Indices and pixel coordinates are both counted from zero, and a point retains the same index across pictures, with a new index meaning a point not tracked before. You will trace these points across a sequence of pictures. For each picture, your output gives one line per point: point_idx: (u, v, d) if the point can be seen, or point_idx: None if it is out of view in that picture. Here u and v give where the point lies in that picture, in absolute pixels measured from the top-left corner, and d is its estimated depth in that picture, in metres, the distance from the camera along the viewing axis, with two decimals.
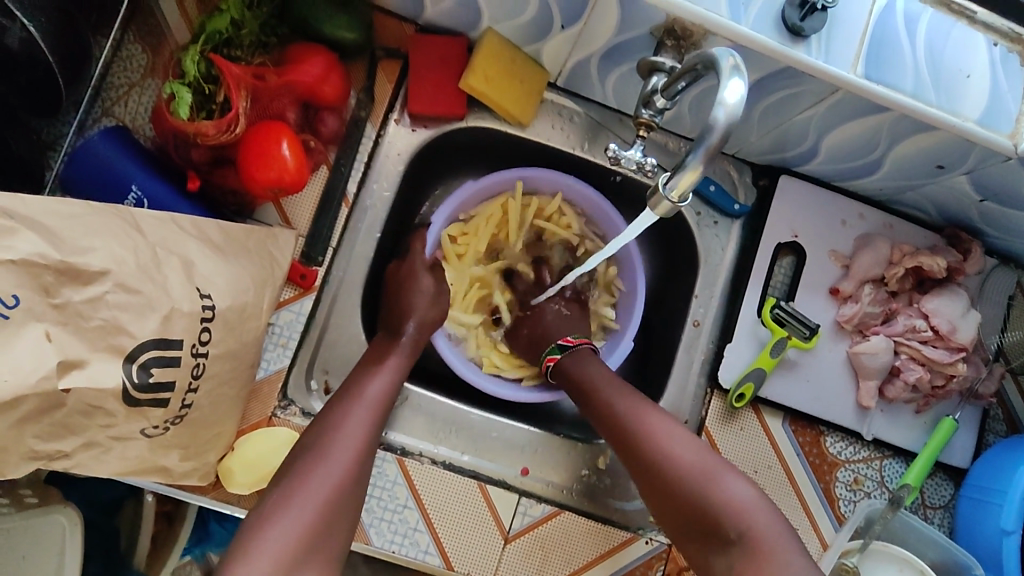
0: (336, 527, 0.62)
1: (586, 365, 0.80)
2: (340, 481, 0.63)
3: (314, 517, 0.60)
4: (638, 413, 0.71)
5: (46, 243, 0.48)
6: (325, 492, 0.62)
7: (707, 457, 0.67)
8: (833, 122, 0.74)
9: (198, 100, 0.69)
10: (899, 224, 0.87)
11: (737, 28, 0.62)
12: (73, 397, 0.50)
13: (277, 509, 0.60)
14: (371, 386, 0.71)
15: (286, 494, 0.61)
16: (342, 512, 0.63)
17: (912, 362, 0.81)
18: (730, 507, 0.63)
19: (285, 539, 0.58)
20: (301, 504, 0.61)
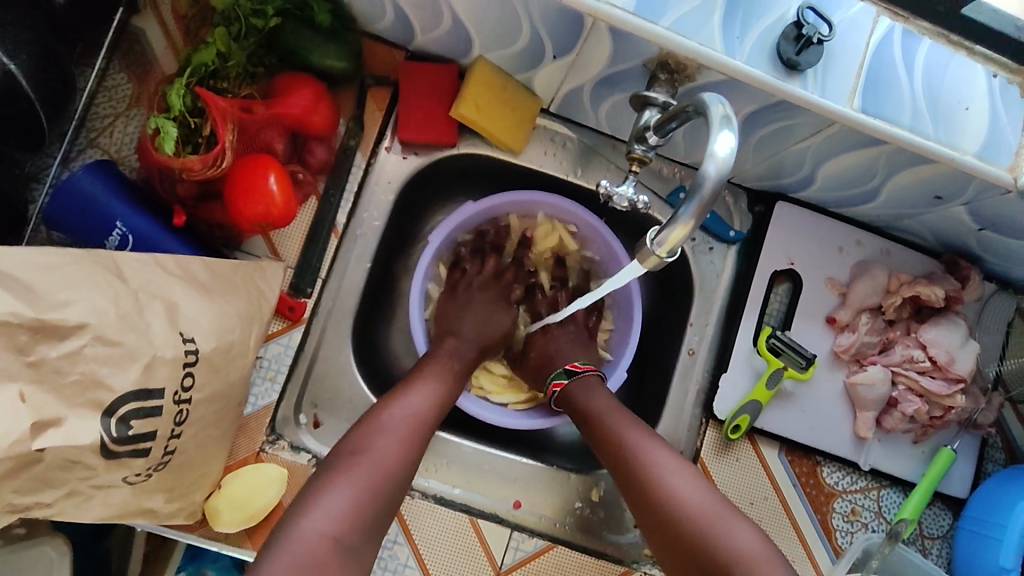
0: (390, 499, 0.62)
1: (593, 392, 0.77)
2: (402, 445, 0.64)
3: (377, 478, 0.61)
4: (644, 449, 0.69)
5: (21, 301, 0.48)
6: (386, 458, 0.62)
7: (713, 500, 0.65)
8: (828, 153, 0.73)
9: (183, 133, 0.68)
10: (896, 250, 0.86)
11: (732, 63, 0.61)
12: (49, 454, 0.49)
13: (343, 466, 0.61)
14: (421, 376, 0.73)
15: (353, 452, 0.62)
16: (404, 478, 0.63)
17: (910, 393, 0.80)
18: (738, 556, 0.60)
19: (348, 493, 0.59)
20: (366, 463, 0.61)
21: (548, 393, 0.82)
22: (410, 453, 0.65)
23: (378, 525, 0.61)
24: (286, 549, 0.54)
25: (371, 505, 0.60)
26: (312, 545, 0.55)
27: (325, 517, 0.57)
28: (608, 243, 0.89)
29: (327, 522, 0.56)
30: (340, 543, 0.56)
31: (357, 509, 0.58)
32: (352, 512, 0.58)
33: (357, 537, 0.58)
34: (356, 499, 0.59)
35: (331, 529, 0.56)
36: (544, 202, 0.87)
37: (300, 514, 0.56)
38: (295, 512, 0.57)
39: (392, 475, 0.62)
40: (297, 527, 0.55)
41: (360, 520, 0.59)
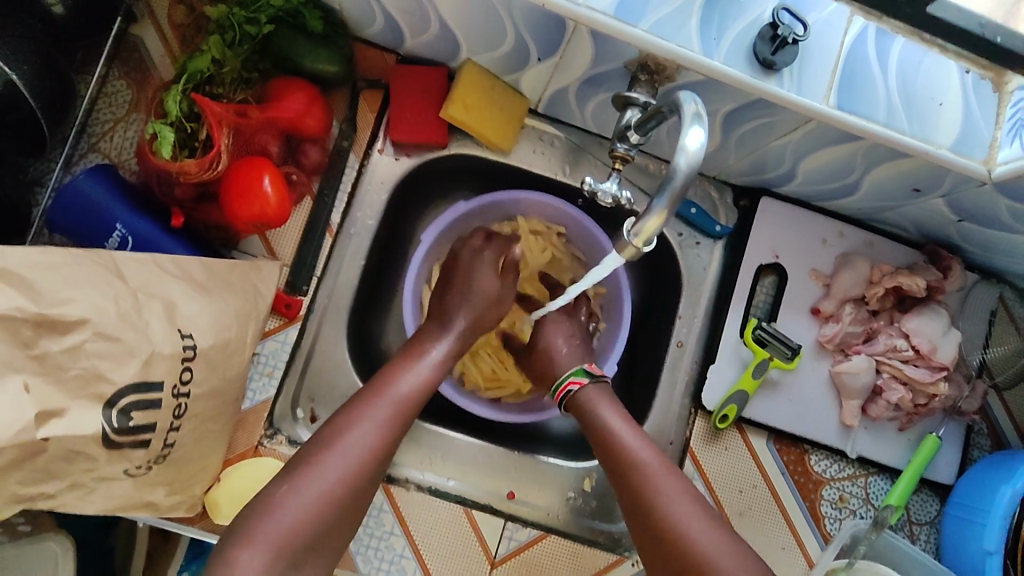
0: (330, 532, 0.61)
1: (606, 411, 0.74)
2: (347, 474, 0.63)
3: (314, 509, 0.60)
4: (660, 487, 0.67)
5: (24, 297, 0.50)
6: (326, 489, 0.62)
7: (727, 543, 0.64)
8: (808, 148, 0.74)
9: (180, 137, 0.70)
10: (880, 242, 0.88)
11: (709, 63, 0.63)
12: (53, 444, 0.51)
13: (283, 496, 0.60)
14: (397, 381, 0.71)
15: (294, 481, 0.61)
16: (344, 507, 0.63)
17: (894, 381, 0.82)
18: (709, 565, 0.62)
19: (286, 525, 0.58)
20: (304, 494, 0.60)
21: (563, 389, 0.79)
22: (359, 480, 0.64)
23: (313, 554, 0.60)
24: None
25: (306, 536, 0.59)
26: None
27: (260, 548, 0.56)
28: (596, 237, 0.91)
29: (261, 552, 0.56)
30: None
31: (292, 540, 0.58)
32: (286, 544, 0.58)
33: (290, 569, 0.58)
34: (292, 530, 0.58)
35: (267, 554, 0.56)
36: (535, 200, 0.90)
37: (238, 548, 0.56)
38: (230, 542, 0.56)
39: (331, 503, 0.61)
40: (235, 560, 0.55)
41: (295, 551, 0.58)
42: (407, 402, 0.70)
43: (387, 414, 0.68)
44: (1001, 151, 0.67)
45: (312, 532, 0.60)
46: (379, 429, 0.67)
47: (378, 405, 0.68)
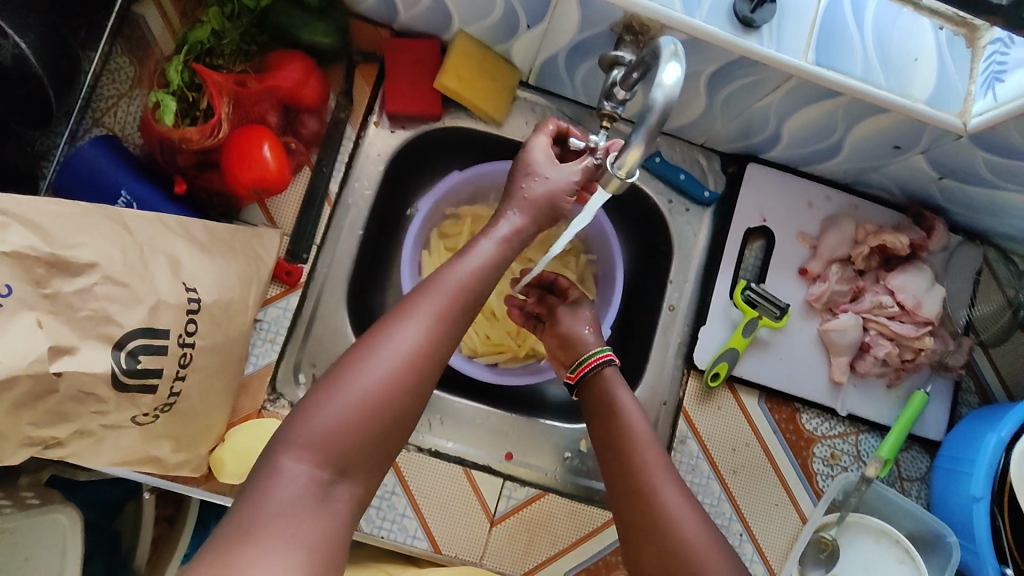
0: (383, 442, 0.50)
1: (624, 399, 0.73)
2: (396, 374, 0.50)
3: (359, 414, 0.49)
4: (654, 475, 0.66)
5: (37, 237, 0.52)
6: (370, 394, 0.49)
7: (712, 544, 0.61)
8: (790, 108, 0.77)
9: (182, 107, 0.72)
10: (865, 204, 0.90)
11: (691, 21, 0.66)
12: (65, 383, 0.53)
13: (323, 397, 0.49)
14: (452, 270, 0.56)
15: (333, 380, 0.50)
16: (399, 410, 0.50)
17: (881, 337, 0.84)
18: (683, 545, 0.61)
19: (329, 431, 0.48)
20: (346, 395, 0.49)
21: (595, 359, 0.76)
22: (410, 381, 0.51)
23: (368, 461, 0.50)
24: (262, 491, 0.46)
25: (354, 444, 0.49)
26: (290, 488, 0.46)
27: (302, 453, 0.47)
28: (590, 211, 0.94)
29: (304, 458, 0.47)
30: (320, 486, 0.47)
31: (339, 446, 0.48)
32: (333, 451, 0.48)
33: (339, 479, 0.48)
34: (339, 436, 0.48)
35: (312, 463, 0.47)
36: None
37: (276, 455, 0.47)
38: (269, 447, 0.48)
39: (381, 408, 0.50)
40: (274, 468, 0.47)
41: (342, 459, 0.48)
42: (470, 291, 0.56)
43: (441, 305, 0.54)
44: (976, 103, 0.70)
45: (360, 439, 0.49)
46: (431, 322, 0.53)
47: (428, 297, 0.54)
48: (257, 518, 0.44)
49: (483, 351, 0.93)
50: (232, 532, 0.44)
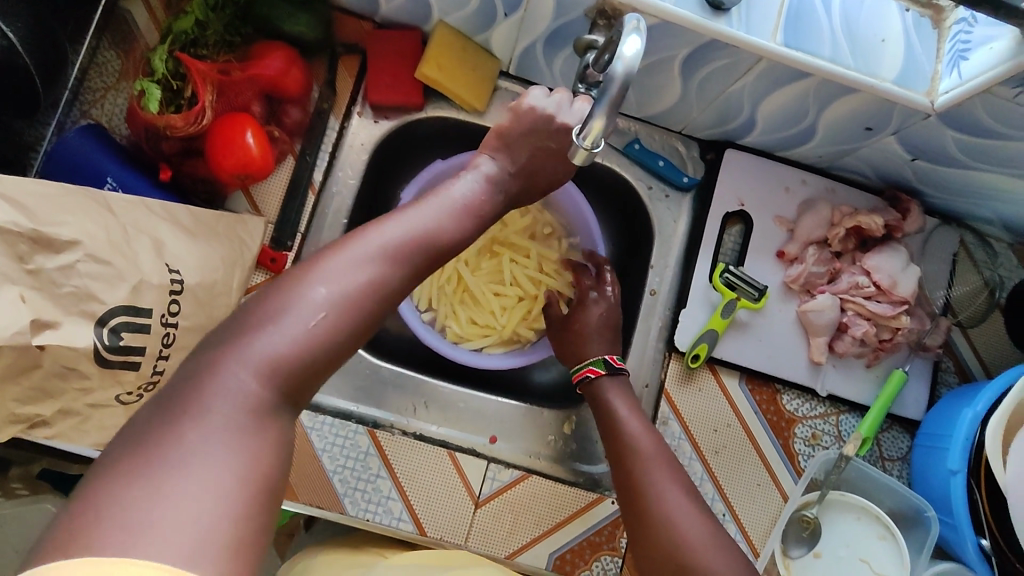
0: (327, 368, 0.50)
1: (620, 403, 0.79)
2: (351, 302, 0.51)
3: (314, 333, 0.48)
4: (652, 470, 0.71)
5: (19, 213, 0.54)
6: (323, 317, 0.49)
7: (707, 528, 0.65)
8: (763, 91, 0.79)
9: (166, 95, 0.74)
10: (841, 188, 0.92)
11: (661, 5, 0.68)
12: (49, 358, 0.55)
13: (272, 314, 0.48)
14: (402, 218, 0.58)
15: (282, 299, 0.49)
16: (351, 337, 0.51)
17: (858, 317, 0.85)
18: (679, 534, 0.65)
19: (279, 346, 0.47)
20: (299, 314, 0.49)
21: (579, 374, 0.83)
22: (363, 310, 0.51)
23: (312, 384, 0.50)
24: (200, 397, 0.44)
25: (302, 364, 0.48)
26: (233, 402, 0.44)
27: (252, 366, 0.46)
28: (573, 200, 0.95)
29: (254, 373, 0.46)
30: (267, 402, 0.46)
31: (290, 363, 0.47)
32: (280, 365, 0.47)
33: (282, 398, 0.47)
34: (289, 350, 0.47)
35: (256, 379, 0.46)
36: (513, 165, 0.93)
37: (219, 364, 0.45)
38: (210, 357, 0.46)
39: (334, 330, 0.50)
40: (216, 378, 0.45)
41: (287, 376, 0.47)
42: (423, 241, 0.57)
43: (396, 247, 0.55)
44: (943, 81, 0.71)
45: (310, 359, 0.48)
46: (385, 256, 0.54)
47: (385, 235, 0.55)
48: (197, 426, 0.42)
49: (468, 336, 0.94)
50: (165, 440, 0.41)
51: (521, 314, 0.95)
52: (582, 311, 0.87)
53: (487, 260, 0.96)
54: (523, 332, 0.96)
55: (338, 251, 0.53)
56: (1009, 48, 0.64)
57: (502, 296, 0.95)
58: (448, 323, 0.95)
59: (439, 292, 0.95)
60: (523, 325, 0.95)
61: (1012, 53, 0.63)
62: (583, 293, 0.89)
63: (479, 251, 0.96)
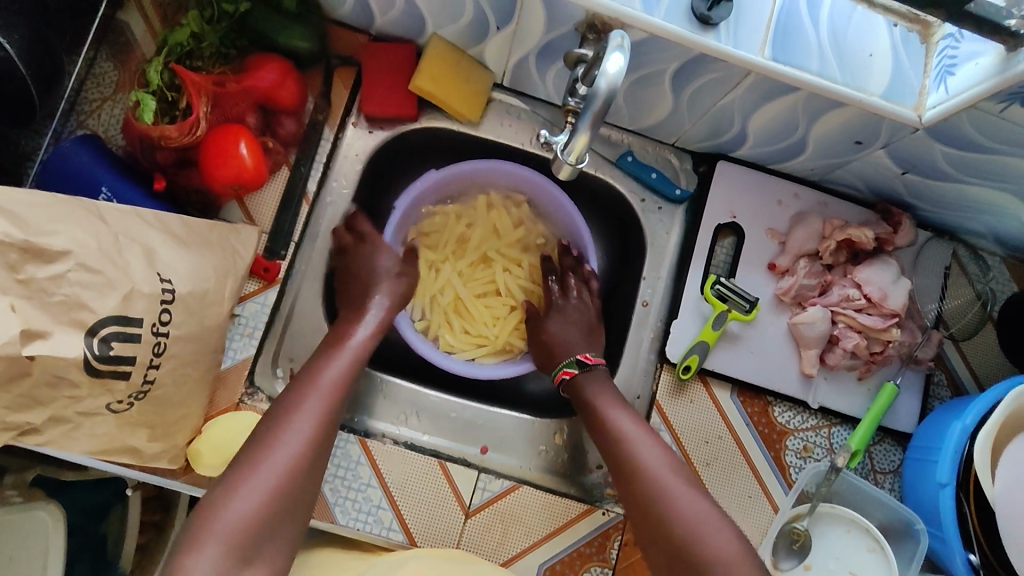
0: (283, 531, 0.60)
1: (599, 393, 0.81)
2: (284, 478, 0.61)
3: (262, 509, 0.58)
4: (643, 453, 0.73)
5: (11, 224, 0.54)
6: (266, 493, 0.59)
7: (704, 505, 0.68)
8: (753, 105, 0.79)
9: (162, 107, 0.75)
10: (833, 202, 0.92)
11: (650, 19, 0.69)
12: (38, 367, 0.55)
13: (224, 501, 0.58)
14: (324, 371, 0.71)
15: (230, 486, 0.59)
16: (293, 502, 0.61)
17: (849, 330, 0.85)
18: (681, 512, 0.67)
19: (237, 528, 0.57)
20: (248, 494, 0.59)
21: (558, 378, 0.86)
22: (297, 477, 0.62)
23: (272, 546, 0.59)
24: None
25: (262, 536, 0.58)
26: None
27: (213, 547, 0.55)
28: (564, 211, 0.96)
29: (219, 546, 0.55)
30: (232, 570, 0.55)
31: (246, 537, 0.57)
32: (242, 542, 0.56)
33: (247, 564, 0.56)
34: (246, 529, 0.57)
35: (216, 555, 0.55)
36: (503, 173, 0.95)
37: (189, 552, 0.54)
38: (183, 549, 0.55)
39: (279, 503, 0.60)
40: (184, 566, 0.53)
41: (251, 549, 0.57)
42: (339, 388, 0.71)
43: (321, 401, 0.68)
44: (930, 96, 0.72)
45: (265, 523, 0.58)
46: (319, 412, 0.67)
47: (310, 398, 0.68)
48: None
49: (461, 346, 0.95)
50: None
51: (513, 324, 0.96)
52: (547, 321, 0.92)
53: (481, 271, 0.97)
54: (516, 343, 0.97)
55: (259, 435, 0.64)
56: (992, 65, 0.65)
57: (494, 307, 0.96)
58: (441, 333, 0.95)
59: (432, 303, 0.96)
60: (517, 336, 0.97)
61: (997, 70, 0.64)
62: (548, 301, 0.94)
63: (472, 262, 0.97)
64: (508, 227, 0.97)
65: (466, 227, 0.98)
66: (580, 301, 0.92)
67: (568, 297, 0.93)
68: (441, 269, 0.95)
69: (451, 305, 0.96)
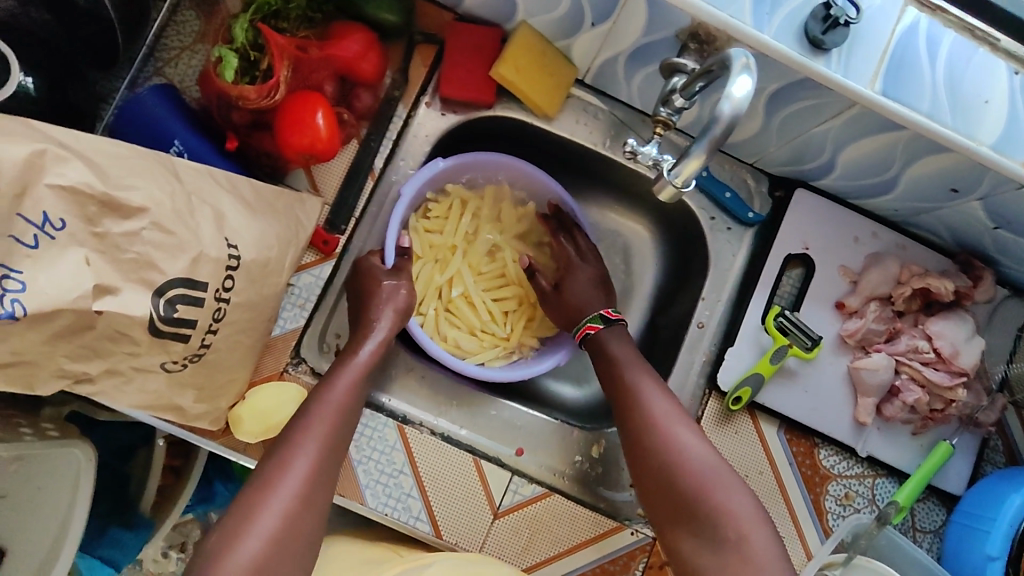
0: (307, 539, 0.61)
1: (617, 348, 0.82)
2: (286, 520, 0.60)
3: (283, 522, 0.59)
4: (656, 407, 0.74)
5: (94, 175, 0.52)
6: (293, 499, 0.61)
7: (715, 461, 0.70)
8: (849, 137, 0.76)
9: (243, 65, 0.73)
10: (912, 246, 0.88)
11: (759, 36, 0.65)
12: (102, 322, 0.54)
13: (226, 545, 0.57)
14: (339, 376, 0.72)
15: (230, 532, 0.58)
16: (316, 505, 0.62)
17: (912, 383, 0.82)
18: (692, 467, 0.69)
19: (253, 554, 0.57)
20: (249, 537, 0.58)
21: (579, 334, 0.86)
22: (306, 507, 0.62)
23: (301, 549, 0.60)
24: None
25: (294, 538, 0.60)
26: None
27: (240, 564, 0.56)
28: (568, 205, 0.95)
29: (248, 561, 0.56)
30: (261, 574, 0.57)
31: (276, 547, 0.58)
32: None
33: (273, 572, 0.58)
34: (248, 572, 0.56)
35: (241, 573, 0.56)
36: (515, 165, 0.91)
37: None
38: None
39: (283, 542, 0.59)
40: None
41: (280, 555, 0.58)
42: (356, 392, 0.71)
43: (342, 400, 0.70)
44: None
45: (292, 529, 0.60)
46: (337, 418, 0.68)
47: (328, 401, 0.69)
48: None
49: (466, 351, 0.92)
50: None
51: (523, 326, 0.95)
52: (570, 276, 0.90)
53: (488, 264, 0.95)
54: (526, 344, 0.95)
55: (280, 447, 0.65)
56: None
57: (502, 301, 0.94)
58: (443, 329, 0.92)
59: (437, 294, 0.92)
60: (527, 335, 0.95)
61: None
62: (567, 260, 0.92)
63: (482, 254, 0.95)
64: (513, 216, 0.95)
65: (472, 217, 0.94)
66: (600, 265, 0.92)
67: (587, 256, 0.92)
68: (451, 261, 0.92)
69: (455, 301, 0.93)
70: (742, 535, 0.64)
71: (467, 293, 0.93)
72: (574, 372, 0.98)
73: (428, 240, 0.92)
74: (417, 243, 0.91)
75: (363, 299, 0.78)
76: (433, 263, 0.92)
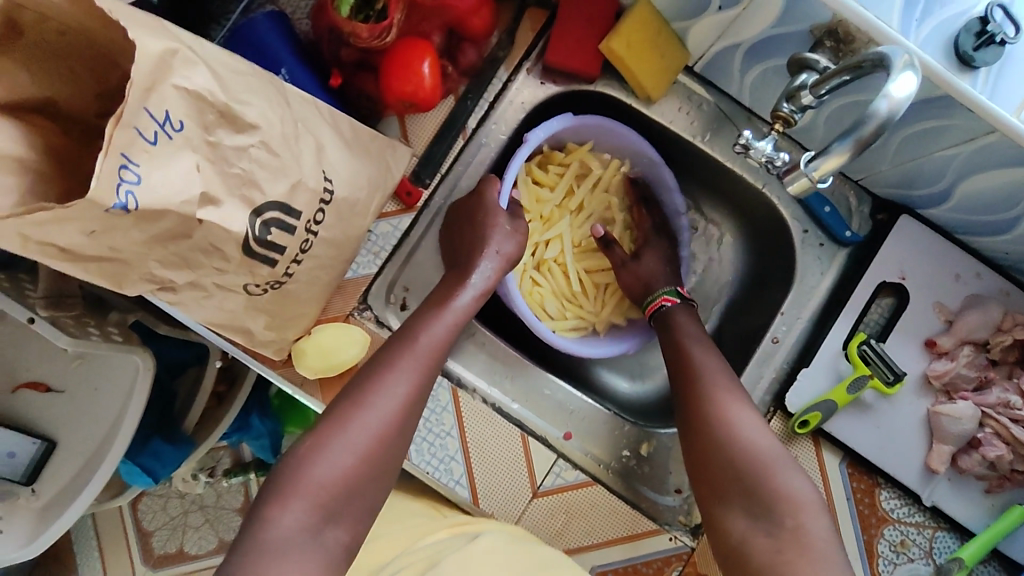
0: (383, 464, 0.62)
1: (687, 325, 0.80)
2: (373, 444, 0.61)
3: (371, 449, 0.61)
4: (715, 381, 0.71)
5: (216, 84, 0.52)
6: (378, 428, 0.62)
7: (772, 443, 0.66)
8: (975, 165, 0.71)
9: (358, 4, 0.72)
10: (1017, 293, 0.82)
11: (903, 41, 0.60)
12: (199, 234, 0.54)
13: (310, 456, 0.59)
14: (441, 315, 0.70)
15: (315, 442, 0.60)
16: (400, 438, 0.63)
17: (995, 438, 0.76)
18: (747, 445, 0.65)
19: (333, 474, 0.58)
20: (335, 452, 0.59)
21: (653, 306, 0.85)
22: (388, 437, 0.62)
23: (381, 477, 0.62)
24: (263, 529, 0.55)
25: (372, 464, 0.61)
26: (293, 518, 0.56)
27: (316, 490, 0.57)
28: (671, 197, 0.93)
29: (327, 486, 0.58)
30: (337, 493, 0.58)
31: (357, 472, 0.60)
32: (325, 502, 0.58)
33: (355, 495, 0.60)
34: (323, 491, 0.58)
35: (320, 497, 0.57)
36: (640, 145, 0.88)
37: (275, 510, 0.56)
38: (268, 502, 0.57)
39: (365, 464, 0.60)
40: (280, 512, 0.56)
41: (360, 477, 0.60)
42: (447, 336, 0.69)
43: (440, 335, 0.69)
44: None
45: (373, 457, 0.61)
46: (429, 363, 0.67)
47: (423, 337, 0.68)
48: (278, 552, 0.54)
49: (553, 317, 0.92)
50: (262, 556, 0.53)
51: (614, 303, 0.94)
52: (648, 247, 0.91)
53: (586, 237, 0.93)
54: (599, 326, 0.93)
55: (369, 373, 0.65)
56: None
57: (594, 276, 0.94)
58: (536, 288, 0.91)
59: (534, 252, 0.91)
60: (613, 314, 0.94)
61: None
62: (644, 234, 0.93)
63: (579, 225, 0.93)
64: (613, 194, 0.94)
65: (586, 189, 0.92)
66: (670, 241, 0.93)
67: (660, 231, 0.93)
68: (554, 221, 0.91)
69: (547, 261, 0.91)
70: (796, 518, 0.60)
71: (556, 258, 0.92)
72: (632, 369, 0.96)
73: (536, 195, 0.89)
74: (526, 196, 0.89)
75: (465, 251, 0.77)
76: (541, 224, 0.91)
